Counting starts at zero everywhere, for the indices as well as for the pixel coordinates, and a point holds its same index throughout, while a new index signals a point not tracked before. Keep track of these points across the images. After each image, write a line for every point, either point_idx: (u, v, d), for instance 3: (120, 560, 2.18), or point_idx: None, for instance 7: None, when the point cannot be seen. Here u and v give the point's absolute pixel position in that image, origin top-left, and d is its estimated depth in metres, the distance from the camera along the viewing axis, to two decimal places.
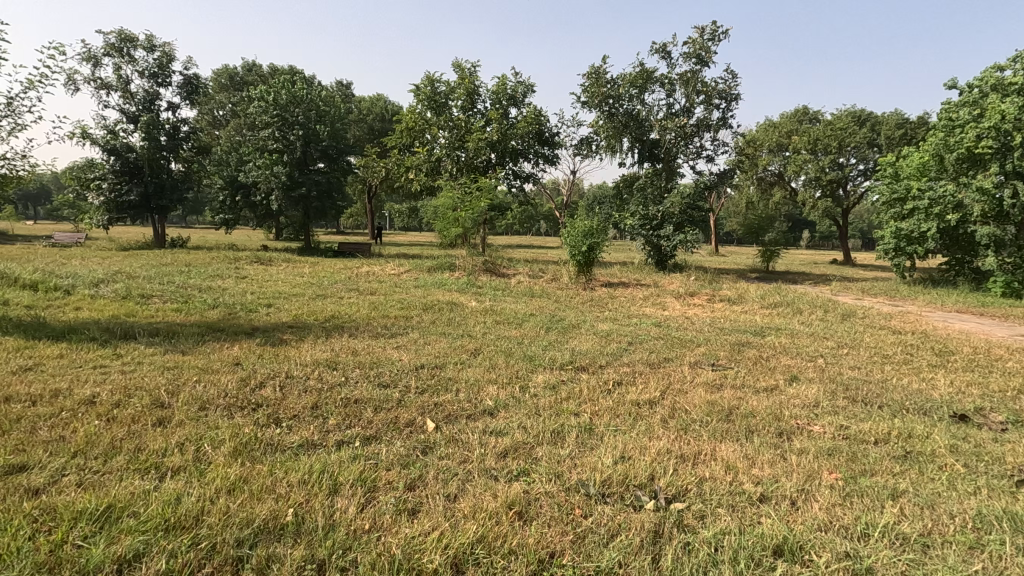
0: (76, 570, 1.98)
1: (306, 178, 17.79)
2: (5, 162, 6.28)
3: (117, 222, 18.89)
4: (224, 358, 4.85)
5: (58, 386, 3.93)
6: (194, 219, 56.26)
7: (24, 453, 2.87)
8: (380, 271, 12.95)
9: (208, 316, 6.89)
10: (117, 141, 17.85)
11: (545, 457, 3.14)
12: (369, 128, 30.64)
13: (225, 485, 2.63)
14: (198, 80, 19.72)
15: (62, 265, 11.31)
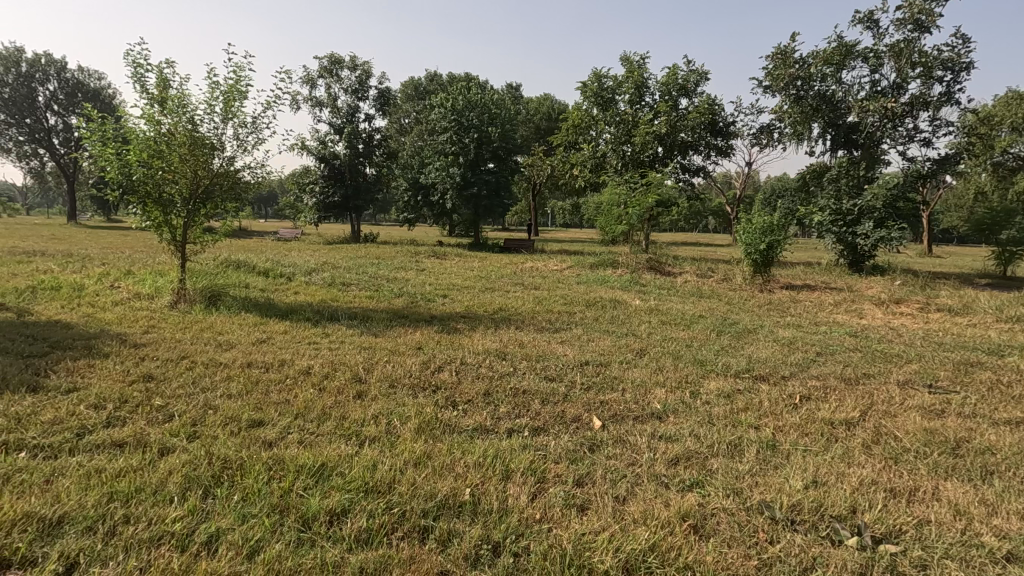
0: (300, 515, 2.32)
1: (478, 177, 18.89)
2: (249, 169, 7.66)
3: (324, 219, 22.06)
4: (409, 343, 5.36)
5: (284, 356, 4.70)
6: (383, 218, 63.58)
7: (262, 411, 3.47)
8: (543, 266, 13.27)
9: (394, 304, 7.69)
10: (326, 150, 20.85)
11: (720, 471, 2.91)
12: (536, 127, 31.56)
13: (411, 459, 2.88)
14: (390, 92, 22.13)
15: (285, 255, 13.57)
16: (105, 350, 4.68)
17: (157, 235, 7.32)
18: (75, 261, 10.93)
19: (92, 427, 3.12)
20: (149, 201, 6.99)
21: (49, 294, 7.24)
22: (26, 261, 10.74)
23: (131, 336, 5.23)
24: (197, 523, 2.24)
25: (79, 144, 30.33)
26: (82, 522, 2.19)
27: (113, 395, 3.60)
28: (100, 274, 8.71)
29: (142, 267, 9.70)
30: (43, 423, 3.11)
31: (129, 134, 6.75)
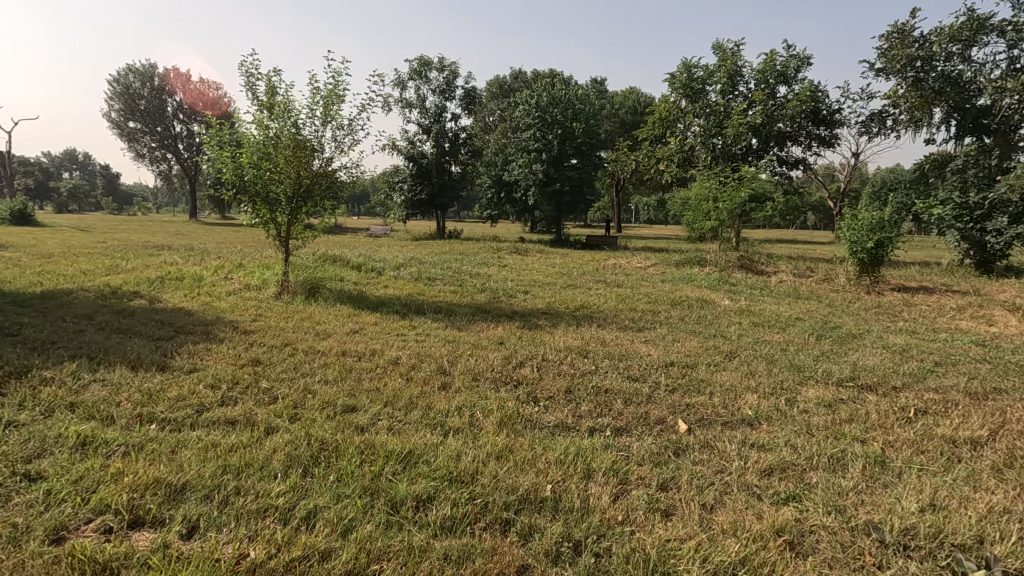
0: (389, 498, 2.44)
1: (561, 174, 18.81)
2: (344, 169, 8.11)
3: (412, 217, 22.94)
4: (491, 337, 5.45)
5: (375, 347, 4.94)
6: (466, 215, 65.16)
7: (355, 397, 3.67)
8: (626, 263, 12.98)
9: (477, 299, 7.85)
10: (415, 150, 21.66)
11: (820, 485, 2.71)
12: (621, 122, 30.92)
13: (494, 451, 2.93)
14: (475, 91, 22.58)
15: (376, 251, 14.27)
16: (220, 335, 5.16)
17: (264, 231, 7.95)
18: (196, 254, 12.14)
19: (210, 404, 3.46)
20: (258, 200, 7.60)
21: (175, 284, 8.08)
22: (157, 254, 12.07)
23: (242, 323, 5.72)
24: (297, 499, 2.41)
25: (200, 149, 33.61)
26: (201, 489, 2.43)
27: (227, 376, 3.96)
28: (216, 267, 9.61)
29: (251, 260, 10.59)
30: (169, 399, 3.48)
31: (242, 138, 7.37)
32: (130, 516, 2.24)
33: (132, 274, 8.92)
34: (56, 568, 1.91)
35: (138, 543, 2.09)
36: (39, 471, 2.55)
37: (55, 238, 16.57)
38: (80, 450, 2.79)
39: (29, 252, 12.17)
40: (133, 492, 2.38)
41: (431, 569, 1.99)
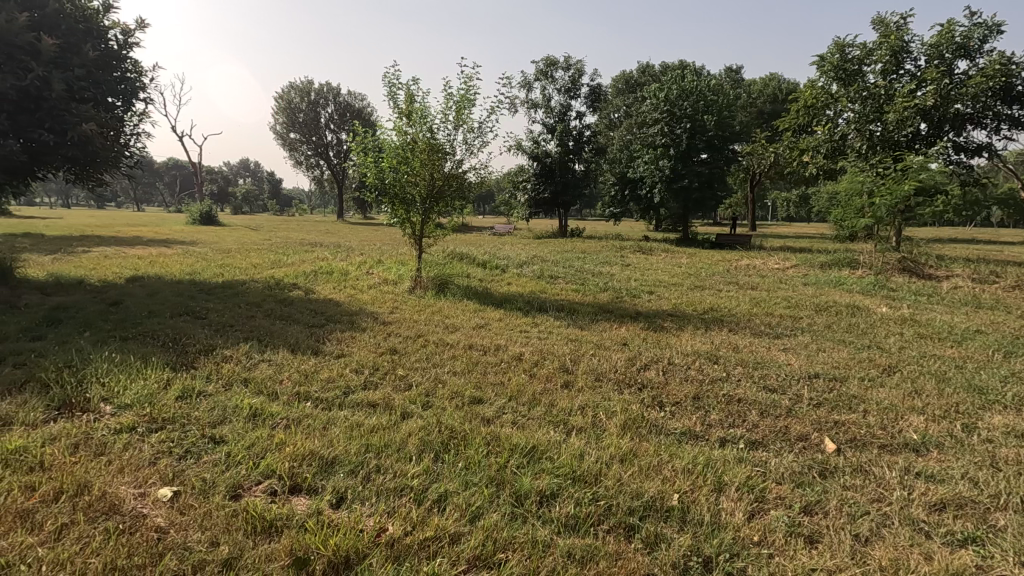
0: (513, 490, 2.49)
1: (689, 169, 17.90)
2: (473, 170, 8.43)
3: (535, 215, 23.30)
4: (614, 338, 5.36)
5: (499, 342, 5.10)
6: (589, 213, 64.78)
7: (481, 390, 3.82)
8: (761, 264, 12.03)
9: (599, 298, 7.77)
10: (539, 149, 21.96)
11: (1009, 528, 2.30)
12: (759, 111, 28.68)
13: (618, 454, 2.87)
14: (601, 88, 22.32)
15: (500, 249, 14.68)
16: (362, 325, 5.65)
17: (401, 230, 8.55)
18: (343, 251, 13.42)
19: (355, 387, 3.81)
20: (396, 200, 8.19)
21: (325, 278, 9.00)
22: (310, 251, 13.52)
23: (381, 315, 6.22)
24: (429, 482, 2.56)
25: (347, 155, 37.08)
26: (348, 465, 2.68)
27: (369, 362, 4.34)
28: (359, 262, 10.55)
29: (389, 257, 11.47)
30: (321, 380, 3.88)
31: (384, 144, 7.99)
32: (290, 482, 2.54)
33: (291, 268, 10.10)
34: (234, 519, 2.22)
35: (297, 507, 2.36)
36: (221, 436, 2.99)
37: (233, 236, 19.28)
38: (251, 420, 3.22)
39: (213, 248, 14.29)
40: (293, 461, 2.70)
41: (555, 565, 2.00)
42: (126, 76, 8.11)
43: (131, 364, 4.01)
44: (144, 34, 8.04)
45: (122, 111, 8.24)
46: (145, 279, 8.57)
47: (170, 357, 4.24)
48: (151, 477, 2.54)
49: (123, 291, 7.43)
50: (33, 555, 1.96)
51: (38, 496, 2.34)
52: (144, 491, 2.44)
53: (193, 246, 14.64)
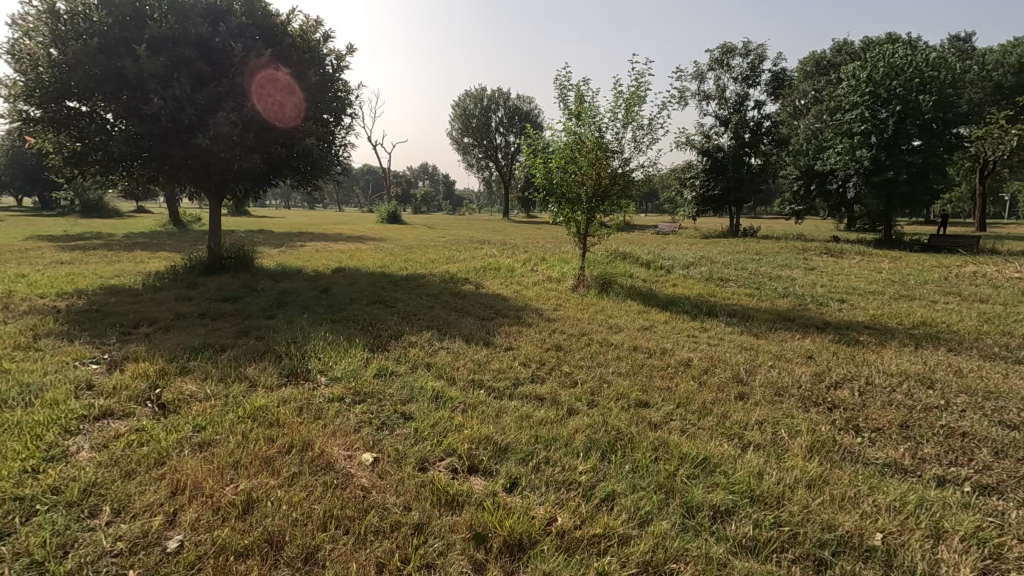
0: (684, 501, 2.40)
1: (895, 160, 15.28)
2: (641, 167, 8.23)
3: (702, 213, 22.21)
4: (798, 349, 4.85)
5: (665, 345, 4.93)
6: (764, 210, 59.25)
7: (647, 393, 3.74)
8: (993, 272, 9.93)
9: (778, 305, 7.10)
10: (710, 143, 20.71)
11: None
12: (996, 85, 23.58)
13: (804, 478, 2.60)
14: (785, 73, 20.28)
15: (665, 249, 14.20)
16: (529, 320, 5.89)
17: (566, 229, 8.72)
18: (509, 248, 14.11)
19: (523, 379, 3.99)
20: (563, 200, 8.37)
21: (493, 274, 9.55)
22: (480, 247, 14.43)
23: (546, 311, 6.41)
24: (597, 480, 2.58)
25: (514, 157, 38.86)
26: (519, 453, 2.82)
27: (536, 357, 4.51)
28: (525, 260, 10.96)
29: (552, 255, 11.77)
30: (493, 370, 4.14)
31: (552, 145, 8.20)
32: (469, 462, 2.75)
33: (463, 263, 10.91)
34: (423, 490, 2.48)
35: (475, 486, 2.55)
36: (409, 412, 3.35)
37: (414, 233, 21.42)
38: (434, 401, 3.54)
39: (399, 244, 15.98)
40: (471, 443, 2.91)
41: None
42: (338, 95, 9.41)
43: (339, 343, 4.68)
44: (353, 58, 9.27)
45: (333, 126, 9.60)
46: (347, 270, 9.93)
47: (368, 339, 4.87)
48: (356, 442, 2.95)
49: (330, 281, 8.70)
50: (274, 495, 2.40)
51: (276, 447, 2.86)
52: (351, 454, 2.85)
53: (382, 242, 16.58)
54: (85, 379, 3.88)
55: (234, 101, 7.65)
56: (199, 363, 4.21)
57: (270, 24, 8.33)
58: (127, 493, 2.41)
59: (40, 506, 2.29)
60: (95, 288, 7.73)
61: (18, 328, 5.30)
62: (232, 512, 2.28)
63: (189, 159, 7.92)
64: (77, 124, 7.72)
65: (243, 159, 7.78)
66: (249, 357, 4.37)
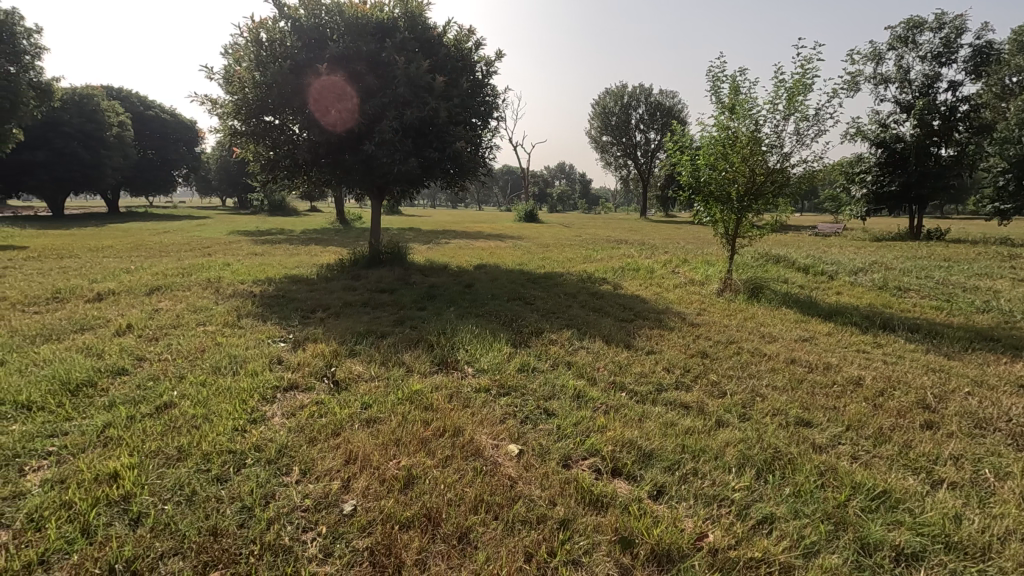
0: (858, 536, 2.14)
1: None
2: (804, 162, 7.48)
3: (874, 213, 19.67)
4: (1005, 376, 4.06)
5: (830, 360, 4.44)
6: (955, 209, 50.77)
7: (808, 412, 3.39)
8: None
9: (975, 321, 6.03)
10: (887, 133, 18.19)
11: None
12: None
13: (1018, 530, 2.18)
14: (991, 47, 17.13)
15: (828, 252, 12.76)
16: (670, 324, 5.68)
17: (713, 229, 8.27)
18: (648, 248, 13.69)
19: (666, 386, 3.85)
20: (711, 199, 7.92)
21: (632, 274, 9.34)
22: (617, 247, 14.19)
23: (689, 316, 6.11)
24: (752, 499, 2.41)
25: (654, 154, 37.62)
26: (665, 461, 2.73)
27: (680, 363, 4.32)
28: (665, 260, 10.57)
29: (695, 256, 11.21)
30: (635, 374, 4.05)
31: (700, 141, 7.80)
32: (612, 464, 2.73)
33: (601, 263, 10.82)
34: (567, 486, 2.51)
35: (619, 490, 2.52)
36: (552, 409, 3.41)
37: (550, 232, 21.77)
38: (576, 400, 3.57)
39: (536, 243, 16.32)
40: (615, 446, 2.89)
41: None
42: (486, 100, 9.84)
43: (484, 336, 4.92)
44: (501, 63, 9.64)
45: (482, 129, 10.07)
46: (489, 267, 10.38)
47: (511, 335, 5.04)
48: (503, 433, 3.07)
49: (473, 276, 9.16)
50: (432, 474, 2.60)
51: (431, 429, 3.08)
52: (498, 443, 2.97)
53: (520, 240, 17.06)
54: (276, 355, 4.53)
55: (396, 110, 8.37)
56: (364, 347, 4.68)
57: (429, 36, 8.99)
58: (311, 457, 2.76)
59: (246, 460, 2.71)
60: (280, 277, 8.96)
61: (226, 309, 6.33)
62: (395, 485, 2.51)
63: (356, 164, 8.84)
64: (271, 135, 8.94)
65: (401, 163, 8.51)
66: (405, 344, 4.77)
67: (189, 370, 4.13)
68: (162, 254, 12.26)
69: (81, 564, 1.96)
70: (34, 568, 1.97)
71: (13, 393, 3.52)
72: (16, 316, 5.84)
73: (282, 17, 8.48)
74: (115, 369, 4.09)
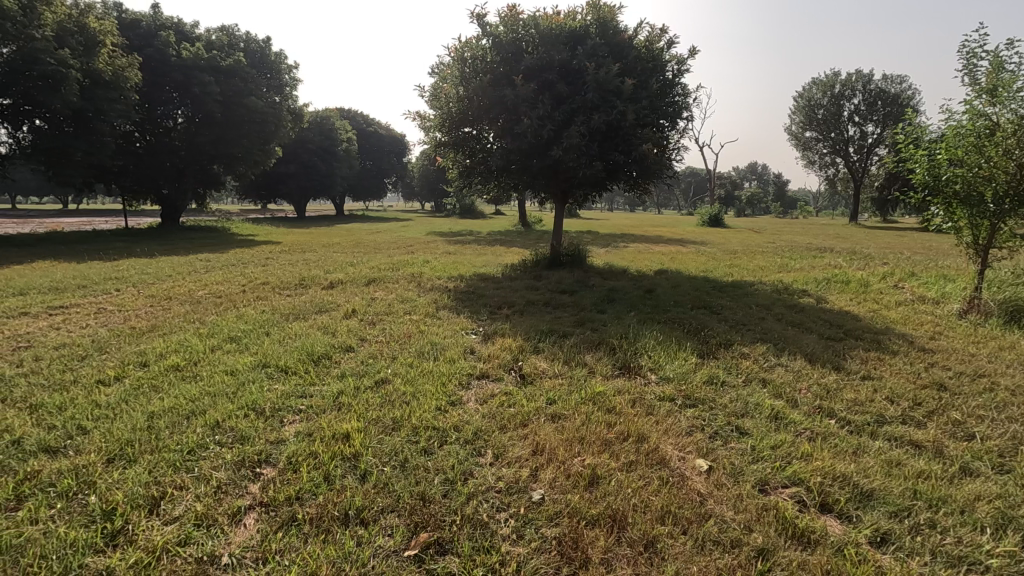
0: None
1: None
2: None
3: None
4: None
5: None
6: None
7: None
8: None
9: None
10: None
11: None
12: None
13: None
14: None
15: None
16: (893, 347, 4.86)
17: (956, 237, 6.89)
18: (861, 258, 11.90)
19: (888, 418, 3.30)
20: (955, 201, 6.59)
21: (839, 287, 8.22)
22: (821, 255, 12.57)
23: (917, 339, 5.17)
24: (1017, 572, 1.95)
25: (871, 150, 32.53)
26: (890, 504, 2.35)
27: (907, 394, 3.68)
28: (884, 273, 9.08)
29: (927, 269, 9.44)
30: (847, 400, 3.55)
31: (943, 133, 6.55)
32: (820, 498, 2.44)
33: (801, 273, 9.70)
34: (766, 513, 2.30)
35: (830, 529, 2.24)
36: (745, 427, 3.16)
37: (738, 237, 20.26)
38: (773, 421, 3.26)
39: (722, 249, 15.25)
40: (823, 478, 2.57)
41: None
42: (675, 100, 9.49)
43: (668, 344, 4.75)
44: (694, 60, 9.21)
45: (671, 130, 9.73)
46: (670, 273, 10.00)
47: (697, 345, 4.80)
48: (690, 446, 2.94)
49: (654, 281, 8.92)
50: (616, 476, 2.60)
51: (615, 432, 3.08)
52: (684, 456, 2.85)
53: (704, 245, 16.13)
54: (469, 345, 4.94)
55: (584, 115, 8.54)
56: (547, 345, 4.86)
57: (620, 41, 8.96)
58: (502, 443, 2.95)
59: (447, 438, 3.01)
60: (470, 275, 9.74)
61: (427, 301, 7.09)
62: (581, 481, 2.56)
63: (544, 168, 9.21)
64: (469, 145, 9.79)
65: (587, 166, 8.68)
66: (587, 345, 4.84)
67: (399, 352, 4.72)
68: (375, 251, 14.18)
69: (326, 506, 2.37)
70: (292, 502, 2.42)
71: (276, 359, 4.40)
72: (275, 297, 7.27)
73: (485, 35, 9.15)
74: (344, 346, 4.86)
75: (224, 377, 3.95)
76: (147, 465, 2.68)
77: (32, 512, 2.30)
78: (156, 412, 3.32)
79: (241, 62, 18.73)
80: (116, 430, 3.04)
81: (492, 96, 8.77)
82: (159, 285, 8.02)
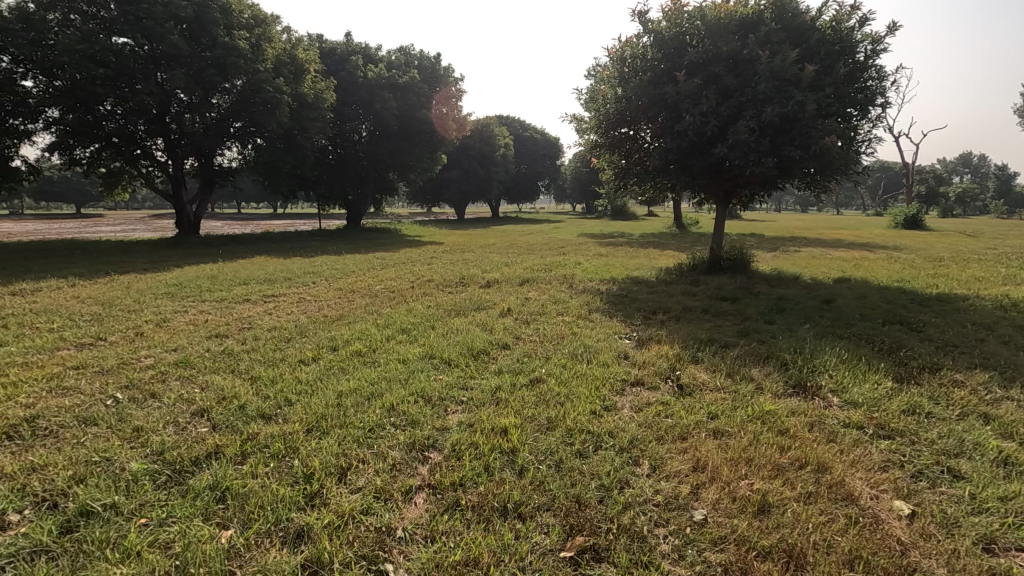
0: None
1: None
2: None
3: None
4: None
5: None
6: None
7: None
8: None
9: None
10: None
11: None
12: None
13: None
14: None
15: None
16: None
17: None
18: None
19: None
20: None
21: None
22: None
23: None
24: None
25: None
26: None
27: None
28: None
29: None
30: None
31: None
32: None
33: None
34: None
35: None
36: (960, 470, 2.64)
37: (946, 242, 17.08)
38: (1002, 467, 2.68)
39: (923, 255, 13.00)
40: None
41: None
42: (867, 85, 8.29)
43: (854, 364, 4.17)
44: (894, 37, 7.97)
45: (861, 119, 8.52)
46: (855, 282, 8.79)
47: (891, 366, 4.14)
48: (885, 483, 2.54)
49: (834, 291, 7.93)
50: (792, 507, 2.34)
51: (789, 458, 2.78)
52: (878, 495, 2.46)
53: (899, 251, 13.91)
54: (624, 351, 4.83)
55: (753, 108, 7.88)
56: (708, 355, 4.57)
57: (800, 23, 8.10)
58: (660, 454, 2.83)
59: (602, 444, 2.96)
60: (623, 277, 9.56)
61: (579, 303, 7.11)
62: (749, 507, 2.35)
63: (705, 168, 8.69)
64: (625, 146, 9.62)
65: (756, 164, 7.99)
66: (755, 359, 4.45)
67: (553, 352, 4.79)
68: (529, 252, 14.61)
69: (486, 496, 2.48)
70: (456, 488, 2.58)
71: (440, 351, 4.74)
72: (439, 294, 7.85)
73: (646, 32, 8.91)
74: (500, 343, 5.07)
75: (398, 365, 4.36)
76: (337, 439, 3.05)
77: (253, 466, 2.76)
78: (344, 391, 3.76)
79: (415, 77, 20.62)
80: (313, 404, 3.52)
81: (652, 94, 8.50)
82: (344, 279, 9.15)
